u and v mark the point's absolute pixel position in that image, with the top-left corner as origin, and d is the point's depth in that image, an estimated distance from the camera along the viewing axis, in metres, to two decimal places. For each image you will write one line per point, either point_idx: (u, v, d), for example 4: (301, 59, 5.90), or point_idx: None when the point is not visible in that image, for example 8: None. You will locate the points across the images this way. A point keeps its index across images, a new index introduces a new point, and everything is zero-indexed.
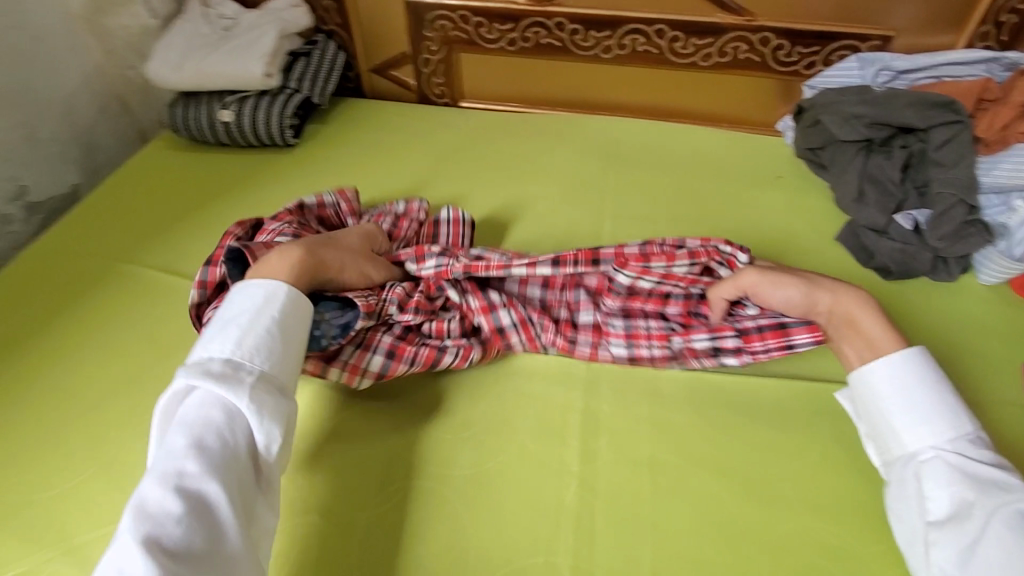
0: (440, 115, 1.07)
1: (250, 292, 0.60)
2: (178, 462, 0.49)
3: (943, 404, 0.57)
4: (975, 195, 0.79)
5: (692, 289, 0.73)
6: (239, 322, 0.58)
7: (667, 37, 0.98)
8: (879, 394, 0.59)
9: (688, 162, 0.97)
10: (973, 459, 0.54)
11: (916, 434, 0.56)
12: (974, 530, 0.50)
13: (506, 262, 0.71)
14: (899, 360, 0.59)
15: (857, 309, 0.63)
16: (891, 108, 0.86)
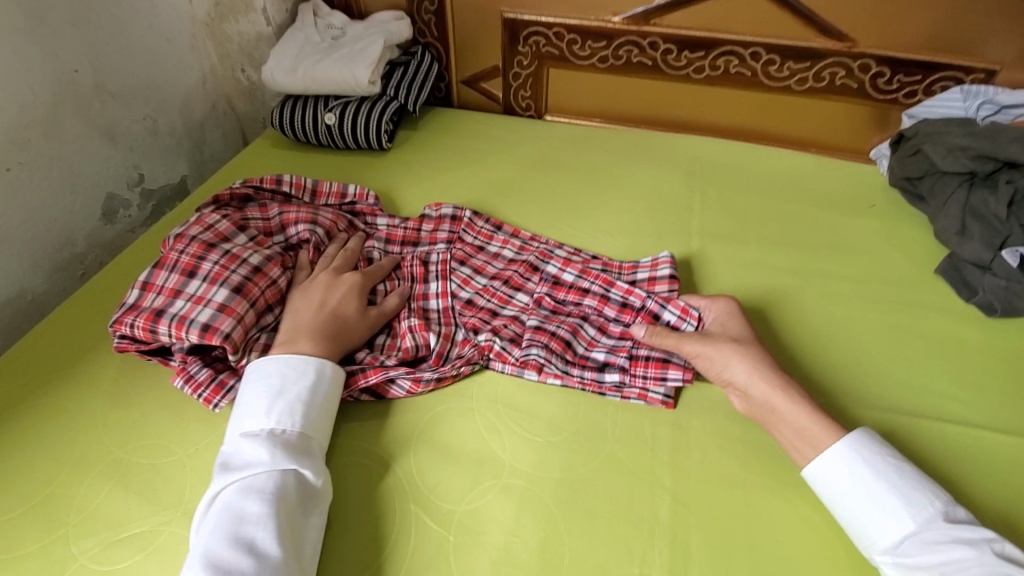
0: (525, 127, 1.10)
1: (282, 365, 0.62)
2: (244, 526, 0.51)
3: (889, 496, 0.53)
4: None
5: (611, 294, 0.76)
6: (282, 386, 0.61)
7: (763, 59, 0.98)
8: (827, 494, 0.56)
9: (776, 185, 0.96)
10: (930, 566, 0.50)
11: (868, 542, 0.53)
12: None
13: (491, 233, 0.85)
14: (819, 463, 0.56)
15: (779, 397, 0.60)
16: (997, 143, 0.82)
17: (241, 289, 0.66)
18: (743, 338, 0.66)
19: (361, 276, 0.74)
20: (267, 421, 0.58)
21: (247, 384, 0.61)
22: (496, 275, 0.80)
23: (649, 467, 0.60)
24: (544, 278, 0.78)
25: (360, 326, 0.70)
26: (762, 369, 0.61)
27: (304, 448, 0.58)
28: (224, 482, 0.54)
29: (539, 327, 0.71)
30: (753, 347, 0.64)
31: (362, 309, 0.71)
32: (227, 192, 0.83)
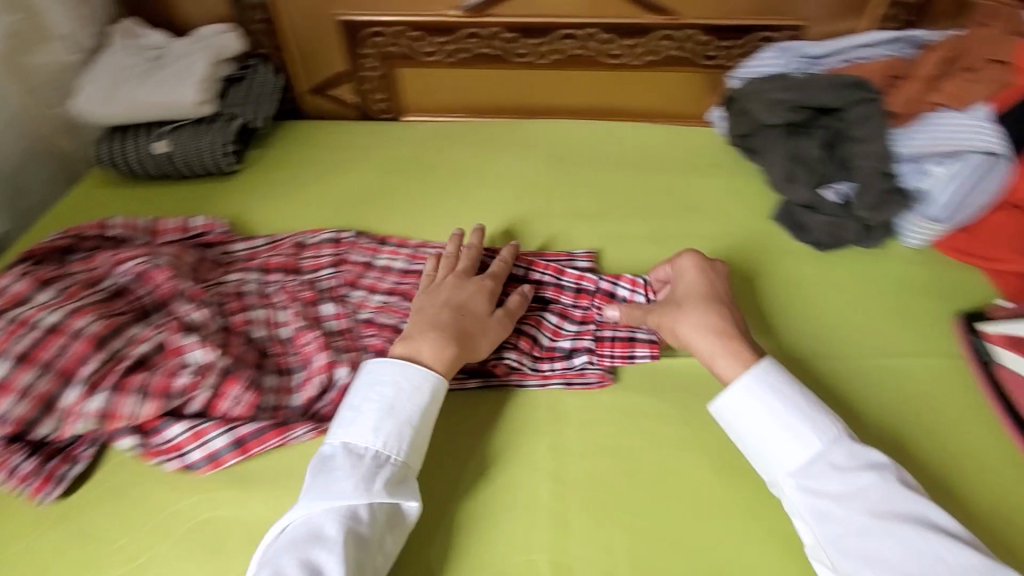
0: (384, 130, 1.08)
1: (396, 379, 0.60)
2: (319, 548, 0.50)
3: (796, 428, 0.57)
4: (890, 165, 0.84)
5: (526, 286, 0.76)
6: (393, 402, 0.58)
7: (599, 40, 1.01)
8: (738, 427, 0.59)
9: (629, 157, 1.01)
10: (822, 483, 0.54)
11: (771, 465, 0.57)
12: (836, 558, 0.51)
13: (378, 246, 0.82)
14: (731, 395, 0.60)
15: (722, 359, 0.62)
16: (810, 91, 0.90)
17: (27, 358, 0.59)
18: (700, 296, 0.67)
19: (490, 280, 0.71)
20: (366, 440, 0.56)
21: (355, 396, 0.59)
22: (392, 289, 0.76)
23: (527, 451, 0.61)
24: None
25: (491, 326, 0.67)
26: (706, 330, 0.64)
27: (401, 476, 0.55)
28: (313, 496, 0.53)
29: None
30: (700, 312, 0.65)
31: (494, 312, 0.68)
32: (41, 245, 0.74)
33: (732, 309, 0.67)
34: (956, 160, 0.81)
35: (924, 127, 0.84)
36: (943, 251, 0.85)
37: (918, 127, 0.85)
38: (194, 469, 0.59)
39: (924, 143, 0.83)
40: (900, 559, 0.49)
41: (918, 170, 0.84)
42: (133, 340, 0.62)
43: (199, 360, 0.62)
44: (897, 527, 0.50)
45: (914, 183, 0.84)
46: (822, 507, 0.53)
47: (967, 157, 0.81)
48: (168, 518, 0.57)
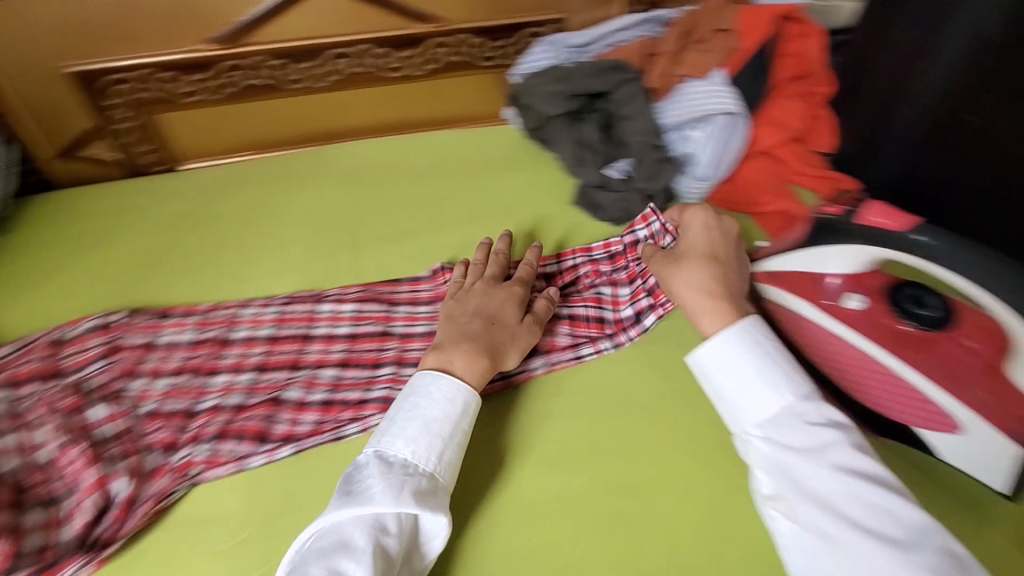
0: (161, 185, 0.97)
1: (449, 390, 0.64)
2: (350, 555, 0.52)
3: (769, 382, 0.58)
4: (658, 138, 0.92)
5: (335, 330, 0.78)
6: (428, 416, 0.62)
7: (373, 54, 0.99)
8: (712, 380, 0.61)
9: (430, 166, 1.00)
10: (790, 436, 0.56)
11: (741, 417, 0.59)
12: (797, 508, 0.53)
13: (158, 322, 0.78)
14: (719, 345, 0.61)
15: (703, 316, 0.65)
16: (578, 80, 0.95)
17: None
18: (707, 251, 0.70)
19: (518, 287, 0.76)
20: (417, 451, 0.60)
21: (418, 399, 0.63)
22: (181, 367, 0.74)
23: None
24: (252, 341, 0.77)
25: (522, 333, 0.72)
26: (696, 286, 0.67)
27: (428, 488, 0.58)
28: (342, 503, 0.56)
29: (243, 407, 0.70)
30: (698, 267, 0.68)
31: (523, 317, 0.73)
32: None
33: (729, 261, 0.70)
34: (705, 123, 0.92)
35: (679, 99, 0.94)
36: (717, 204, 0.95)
37: (673, 98, 0.95)
38: None
39: (681, 112, 0.93)
40: (855, 505, 0.51)
41: (681, 138, 0.94)
42: None
43: None
44: (855, 478, 0.52)
45: (681, 149, 0.93)
46: (788, 462, 0.55)
47: (714, 118, 0.91)
48: None
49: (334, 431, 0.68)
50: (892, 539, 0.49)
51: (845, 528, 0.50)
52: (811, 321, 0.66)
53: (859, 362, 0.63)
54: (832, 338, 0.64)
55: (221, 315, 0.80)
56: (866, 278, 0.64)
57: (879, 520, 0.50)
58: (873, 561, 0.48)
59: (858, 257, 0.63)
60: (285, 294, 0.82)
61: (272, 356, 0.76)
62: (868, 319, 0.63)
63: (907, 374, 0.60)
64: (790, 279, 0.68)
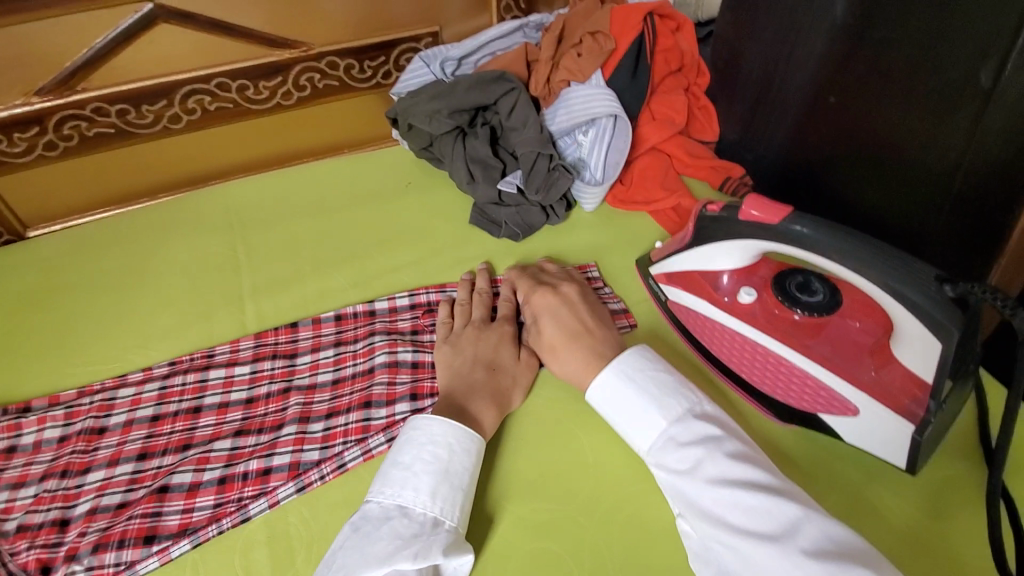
0: (3, 261, 0.85)
1: (462, 442, 0.58)
2: None
3: (640, 408, 0.58)
4: (549, 146, 0.89)
5: (230, 394, 0.69)
6: (448, 467, 0.56)
7: (234, 87, 0.92)
8: (605, 414, 0.61)
9: (316, 202, 0.94)
10: (669, 460, 0.54)
11: (633, 446, 0.58)
12: (695, 529, 0.51)
13: (16, 421, 0.68)
14: (594, 390, 0.61)
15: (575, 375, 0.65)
16: (459, 95, 0.92)
17: None
18: (566, 328, 0.68)
19: (507, 324, 0.72)
20: (443, 505, 0.54)
21: (435, 446, 0.57)
22: (48, 471, 0.64)
23: None
24: (137, 424, 0.67)
25: (524, 371, 0.68)
26: (573, 370, 0.65)
27: (456, 543, 0.53)
28: (370, 566, 0.49)
29: (125, 503, 0.61)
30: (567, 348, 0.66)
31: (521, 353, 0.70)
32: None
33: (591, 324, 0.68)
34: (593, 127, 0.90)
35: (565, 103, 0.92)
36: (615, 204, 0.94)
37: (558, 104, 0.93)
38: None
39: (567, 118, 0.92)
40: (737, 514, 0.48)
41: (573, 143, 0.93)
42: None
43: None
44: (730, 486, 0.50)
45: (572, 154, 0.92)
46: (674, 484, 0.53)
47: (599, 121, 0.90)
48: None
49: (237, 513, 0.59)
50: (770, 542, 0.46)
51: (729, 541, 0.48)
52: (710, 319, 0.67)
53: (756, 352, 0.64)
54: (729, 333, 0.66)
55: (91, 402, 0.69)
56: (753, 271, 0.67)
57: (760, 524, 0.47)
58: (761, 571, 0.46)
59: (741, 251, 0.64)
60: (168, 364, 0.73)
61: (157, 438, 0.66)
62: (761, 310, 0.65)
63: (796, 361, 0.61)
64: (687, 277, 0.70)
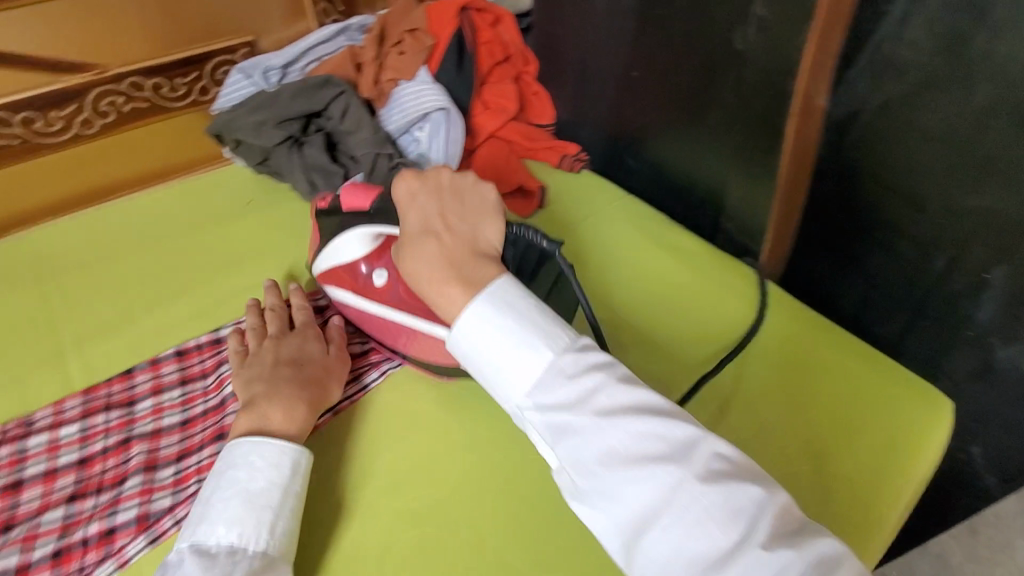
0: None
1: (268, 462, 0.56)
2: None
3: (522, 338, 0.49)
4: (387, 144, 0.90)
5: (57, 458, 0.63)
6: (252, 490, 0.54)
7: (16, 121, 0.84)
8: (474, 344, 0.51)
9: (143, 235, 0.87)
10: (554, 396, 0.47)
11: (508, 390, 0.50)
12: (584, 483, 0.45)
13: None
14: (463, 321, 0.52)
15: (440, 298, 0.55)
16: (284, 105, 0.90)
17: None
18: (418, 233, 0.59)
19: (305, 326, 0.71)
20: (248, 531, 0.52)
21: (237, 472, 0.55)
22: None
23: None
24: None
25: (333, 364, 0.67)
26: (426, 282, 0.56)
27: (261, 570, 0.51)
28: None
29: None
30: (415, 256, 0.57)
31: (328, 348, 0.69)
32: None
33: (452, 221, 0.59)
34: (427, 121, 0.92)
35: (397, 102, 0.93)
36: None
37: (391, 105, 0.94)
38: None
39: (401, 116, 0.93)
40: (629, 445, 0.44)
41: (412, 139, 0.93)
42: None
43: None
44: (623, 416, 0.45)
45: (414, 151, 0.93)
46: (558, 425, 0.46)
47: (432, 116, 0.91)
48: None
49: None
50: (668, 466, 0.43)
51: (626, 482, 0.43)
52: (365, 311, 0.72)
53: (404, 327, 0.69)
54: (384, 318, 0.70)
55: None
56: (383, 253, 0.71)
57: (648, 447, 0.43)
58: (667, 504, 0.42)
59: (366, 236, 0.69)
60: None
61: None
62: (400, 288, 0.69)
63: (436, 328, 0.66)
64: (337, 275, 0.74)
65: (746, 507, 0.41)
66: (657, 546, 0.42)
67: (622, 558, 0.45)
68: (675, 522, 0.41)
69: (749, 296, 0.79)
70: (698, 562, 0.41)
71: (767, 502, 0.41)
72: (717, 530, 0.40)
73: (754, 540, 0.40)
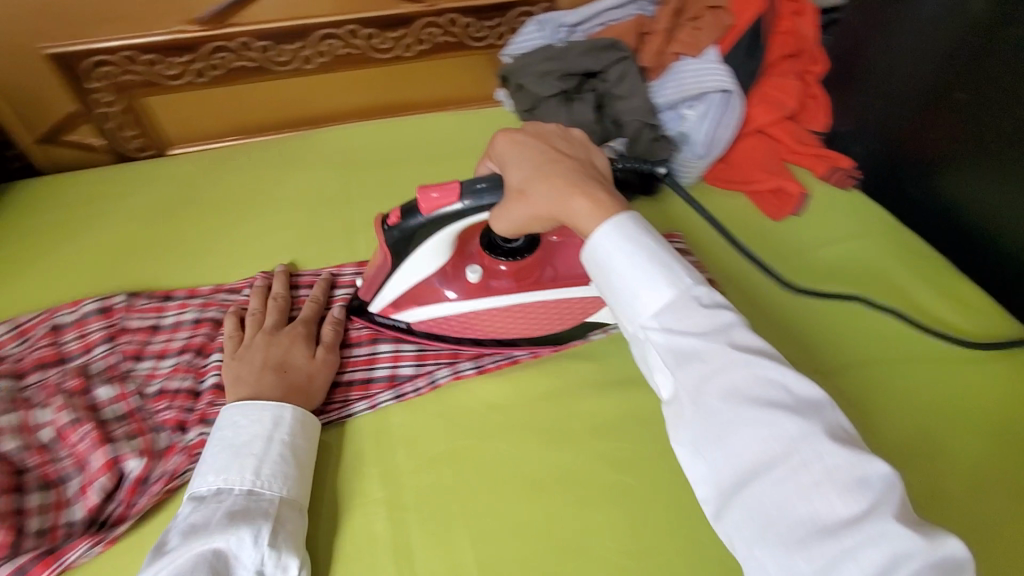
0: (152, 170, 0.94)
1: (241, 418, 0.56)
2: None
3: (657, 271, 0.48)
4: (653, 117, 0.92)
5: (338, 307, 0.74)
6: (235, 442, 0.55)
7: (361, 36, 0.97)
8: (607, 263, 0.50)
9: (423, 146, 1.00)
10: (690, 323, 0.46)
11: (634, 311, 0.49)
12: (696, 412, 0.44)
13: (161, 303, 0.73)
14: (600, 238, 0.50)
15: (581, 221, 0.52)
16: (569, 60, 0.95)
17: None
18: (536, 161, 0.55)
19: (299, 324, 0.68)
20: (232, 474, 0.53)
21: (217, 431, 0.55)
22: (185, 348, 0.68)
23: (360, 487, 0.59)
24: None
25: (319, 369, 0.63)
26: (556, 203, 0.52)
27: (248, 508, 0.51)
28: (149, 565, 0.48)
29: None
30: (541, 179, 0.53)
31: (315, 351, 0.65)
32: None
33: (566, 150, 0.57)
34: (701, 102, 0.91)
35: (675, 76, 0.93)
36: (711, 181, 0.96)
37: (666, 77, 0.94)
38: None
39: (675, 91, 0.92)
40: (757, 389, 0.43)
41: (676, 116, 0.94)
42: None
43: None
44: (754, 360, 0.44)
45: (676, 128, 0.93)
46: (687, 352, 0.46)
47: (709, 96, 0.91)
48: None
49: (342, 409, 0.64)
50: (795, 418, 0.41)
51: (746, 420, 0.42)
52: (452, 315, 0.68)
53: (507, 310, 0.68)
54: (475, 313, 0.68)
55: (225, 297, 0.75)
56: (457, 259, 0.67)
57: (779, 397, 0.43)
58: (786, 454, 0.41)
59: (441, 246, 0.63)
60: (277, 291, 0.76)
61: None
62: (495, 279, 0.67)
63: (541, 296, 0.68)
64: (416, 293, 0.67)
65: (873, 480, 0.39)
66: (763, 498, 0.40)
67: (713, 499, 0.43)
68: (792, 474, 0.40)
69: (982, 328, 0.76)
70: (801, 522, 0.39)
71: (894, 480, 0.40)
72: (835, 494, 0.39)
73: (882, 509, 0.38)
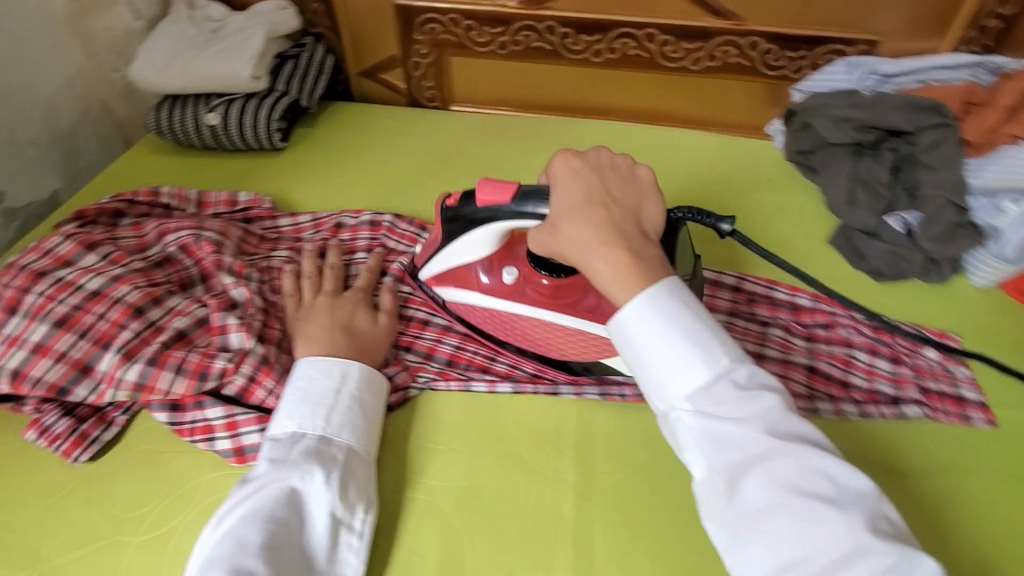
0: (436, 120, 1.06)
1: (310, 369, 0.59)
2: (235, 536, 0.47)
3: (691, 347, 0.47)
4: (964, 197, 0.79)
5: None
6: (308, 390, 0.58)
7: (657, 41, 0.98)
8: (638, 341, 0.48)
9: (678, 160, 0.99)
10: (724, 406, 0.45)
11: (664, 390, 0.47)
12: (729, 502, 0.44)
13: (416, 233, 0.81)
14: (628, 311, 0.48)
15: (606, 282, 0.50)
16: (879, 111, 0.85)
17: (66, 323, 0.61)
18: (581, 198, 0.53)
19: (359, 292, 0.69)
20: (304, 416, 0.56)
21: (295, 380, 0.58)
22: None
23: (556, 465, 0.60)
24: None
25: (384, 335, 0.66)
26: (582, 252, 0.51)
27: (322, 452, 0.54)
28: (233, 491, 0.51)
29: (469, 332, 0.71)
30: (575, 221, 0.51)
31: (379, 317, 0.67)
32: (92, 207, 0.75)
33: (616, 193, 0.53)
34: None
35: (1006, 159, 0.78)
36: (1010, 292, 0.81)
37: (992, 158, 0.79)
38: (220, 457, 0.59)
39: (1000, 177, 0.78)
40: (795, 479, 0.42)
41: (992, 205, 0.79)
42: (172, 311, 0.64)
43: (236, 346, 0.63)
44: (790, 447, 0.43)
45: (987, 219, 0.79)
46: (720, 438, 0.45)
47: None
48: (190, 468, 0.59)
49: (550, 385, 0.66)
50: (830, 512, 0.41)
51: (785, 516, 0.42)
52: (486, 308, 0.67)
53: (530, 321, 0.65)
54: (503, 313, 0.66)
55: None
56: (506, 252, 0.65)
57: (821, 487, 0.42)
58: (821, 552, 0.40)
59: (487, 238, 0.62)
60: None
61: None
62: (530, 288, 0.64)
63: (566, 321, 0.63)
64: (455, 274, 0.67)
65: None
66: None
67: None
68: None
69: None
70: None
71: None
72: None
73: None
